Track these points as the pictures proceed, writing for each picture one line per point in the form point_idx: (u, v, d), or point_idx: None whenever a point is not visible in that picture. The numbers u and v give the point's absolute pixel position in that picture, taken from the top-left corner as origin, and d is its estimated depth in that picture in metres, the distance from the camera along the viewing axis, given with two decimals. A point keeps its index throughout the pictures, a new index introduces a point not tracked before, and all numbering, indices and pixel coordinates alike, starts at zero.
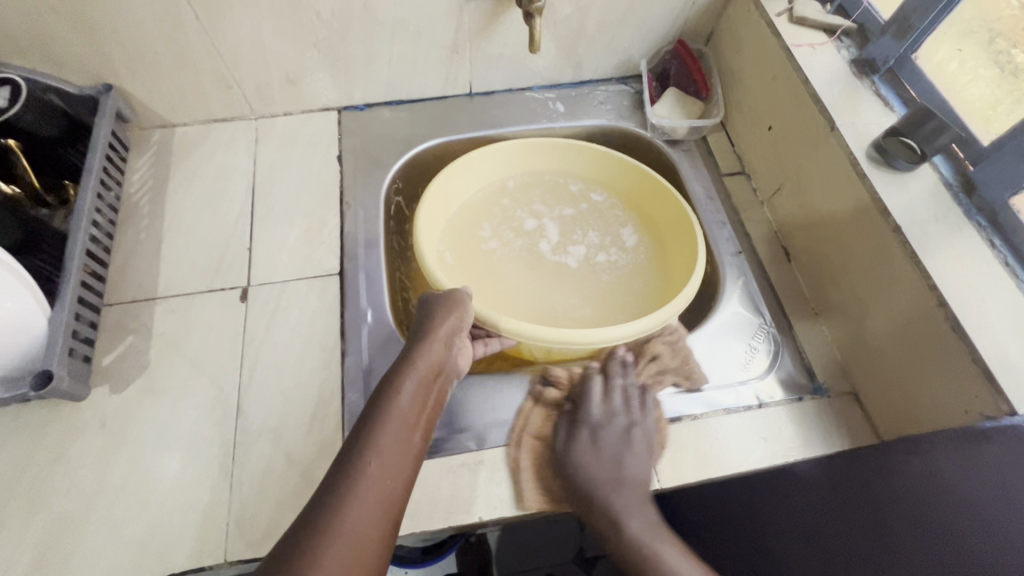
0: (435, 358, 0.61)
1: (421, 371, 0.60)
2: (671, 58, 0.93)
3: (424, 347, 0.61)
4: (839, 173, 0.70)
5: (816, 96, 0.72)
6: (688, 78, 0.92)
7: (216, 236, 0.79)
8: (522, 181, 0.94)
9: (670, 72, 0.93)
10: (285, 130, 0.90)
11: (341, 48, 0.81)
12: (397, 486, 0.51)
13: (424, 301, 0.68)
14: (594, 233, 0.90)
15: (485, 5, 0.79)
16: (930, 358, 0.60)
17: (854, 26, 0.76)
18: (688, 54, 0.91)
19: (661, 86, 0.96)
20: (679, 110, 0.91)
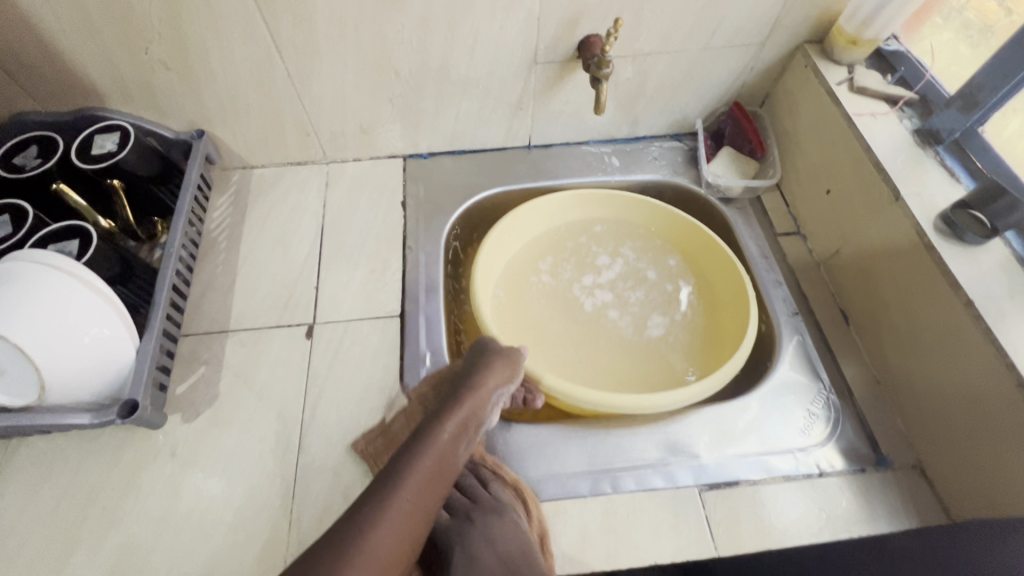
0: (479, 406, 0.65)
1: (464, 414, 0.63)
2: (726, 118, 0.96)
3: (473, 395, 0.65)
4: (904, 242, 0.70)
5: (879, 165, 0.73)
6: (743, 138, 0.94)
7: (286, 273, 0.84)
8: (607, 232, 0.96)
9: (726, 131, 0.96)
10: (354, 175, 0.95)
11: (414, 103, 0.86)
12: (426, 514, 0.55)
13: (476, 347, 0.72)
14: (654, 296, 0.90)
15: (553, 67, 0.83)
16: (1005, 450, 0.59)
17: (916, 98, 0.77)
18: (744, 115, 0.93)
19: (715, 144, 0.98)
20: (733, 169, 0.93)
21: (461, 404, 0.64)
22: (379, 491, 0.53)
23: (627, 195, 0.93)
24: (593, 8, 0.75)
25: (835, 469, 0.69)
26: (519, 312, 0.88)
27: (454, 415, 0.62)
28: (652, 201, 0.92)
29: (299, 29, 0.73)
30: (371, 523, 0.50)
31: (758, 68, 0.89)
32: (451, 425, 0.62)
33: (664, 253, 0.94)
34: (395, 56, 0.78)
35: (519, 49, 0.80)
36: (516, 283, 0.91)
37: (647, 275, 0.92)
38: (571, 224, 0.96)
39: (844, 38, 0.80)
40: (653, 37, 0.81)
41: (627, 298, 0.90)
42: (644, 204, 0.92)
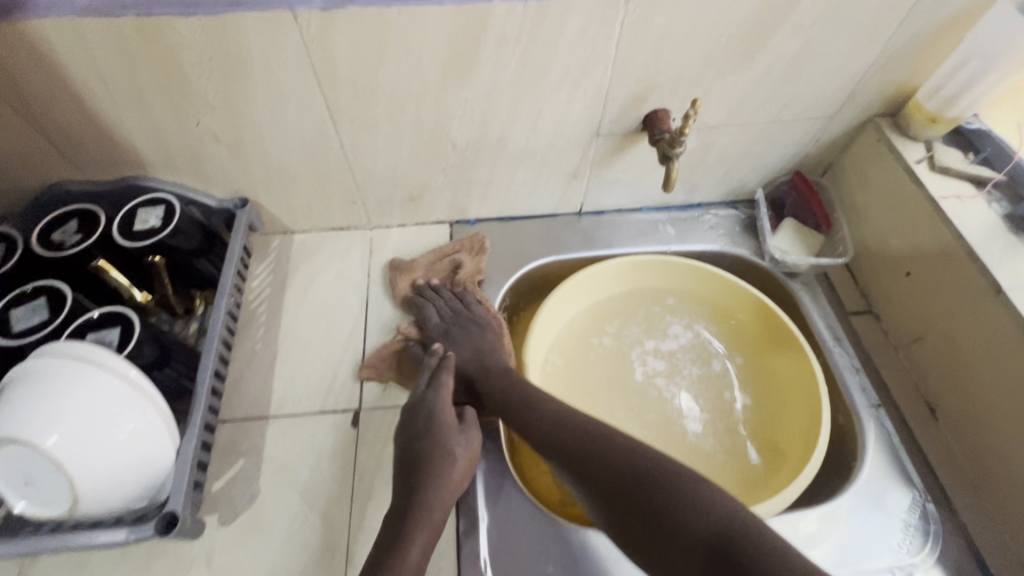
0: (445, 504, 0.61)
1: (429, 522, 0.59)
2: (786, 189, 0.92)
3: (435, 491, 0.61)
4: (1006, 341, 0.64)
5: (973, 254, 0.68)
6: (806, 211, 0.90)
7: (330, 352, 0.79)
8: (672, 313, 0.90)
9: (787, 203, 0.92)
10: (399, 242, 0.91)
11: (467, 173, 0.83)
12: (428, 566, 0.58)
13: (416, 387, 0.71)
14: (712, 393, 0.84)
15: (614, 139, 0.79)
16: None
17: (1004, 179, 0.73)
18: (807, 185, 0.89)
19: (775, 216, 0.94)
20: (799, 241, 0.88)
21: (438, 458, 0.62)
22: None
23: (693, 263, 0.87)
24: (664, 83, 0.72)
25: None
26: (572, 376, 0.85)
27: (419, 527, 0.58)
28: (720, 272, 0.86)
29: (357, 103, 0.69)
30: None
31: (824, 140, 0.86)
32: (419, 539, 0.58)
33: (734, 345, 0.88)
34: (452, 128, 0.75)
35: (582, 122, 0.76)
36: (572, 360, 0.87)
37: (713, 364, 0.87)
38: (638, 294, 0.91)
39: (922, 115, 0.77)
40: (721, 110, 0.78)
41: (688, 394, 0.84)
42: (715, 277, 0.87)
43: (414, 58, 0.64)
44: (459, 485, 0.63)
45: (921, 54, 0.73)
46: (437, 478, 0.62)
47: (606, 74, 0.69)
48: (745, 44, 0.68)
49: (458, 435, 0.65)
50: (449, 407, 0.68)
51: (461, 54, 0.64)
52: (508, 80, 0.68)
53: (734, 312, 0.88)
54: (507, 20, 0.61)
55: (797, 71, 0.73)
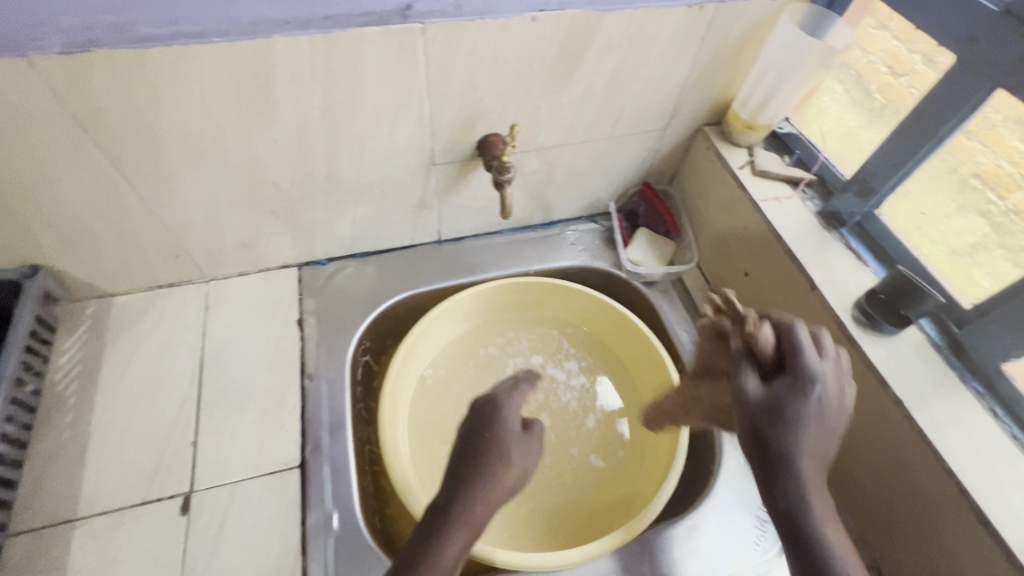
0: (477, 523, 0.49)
1: (467, 530, 0.49)
2: (638, 200, 0.94)
3: (484, 491, 0.49)
4: (825, 332, 0.68)
5: (791, 253, 0.72)
6: (658, 219, 0.93)
7: (156, 429, 0.70)
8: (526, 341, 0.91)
9: (640, 213, 0.94)
10: (240, 293, 0.83)
11: (301, 213, 0.77)
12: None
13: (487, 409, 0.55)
14: (580, 417, 0.85)
15: (452, 167, 0.77)
16: (913, 521, 0.60)
17: (815, 178, 0.78)
18: (655, 196, 0.92)
19: (631, 225, 0.95)
20: (650, 251, 0.90)
21: (491, 479, 0.50)
22: None
23: (568, 287, 0.87)
24: (488, 109, 0.70)
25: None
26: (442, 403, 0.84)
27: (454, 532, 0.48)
28: (595, 296, 0.86)
29: (147, 153, 0.62)
30: None
31: (663, 150, 0.88)
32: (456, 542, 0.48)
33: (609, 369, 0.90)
34: (270, 170, 0.69)
35: (413, 153, 0.73)
36: (433, 403, 0.84)
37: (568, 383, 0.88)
38: (491, 324, 0.91)
39: (740, 123, 0.80)
40: (555, 131, 0.77)
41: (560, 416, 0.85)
42: (594, 301, 0.87)
43: (199, 101, 0.58)
44: (507, 491, 0.51)
45: (730, 66, 0.76)
46: (482, 498, 0.49)
47: (424, 104, 0.67)
48: (559, 66, 0.68)
49: (518, 439, 0.53)
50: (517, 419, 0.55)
51: (253, 93, 0.59)
52: (317, 116, 0.64)
53: (613, 336, 0.89)
54: (296, 56, 0.57)
55: (619, 89, 0.74)
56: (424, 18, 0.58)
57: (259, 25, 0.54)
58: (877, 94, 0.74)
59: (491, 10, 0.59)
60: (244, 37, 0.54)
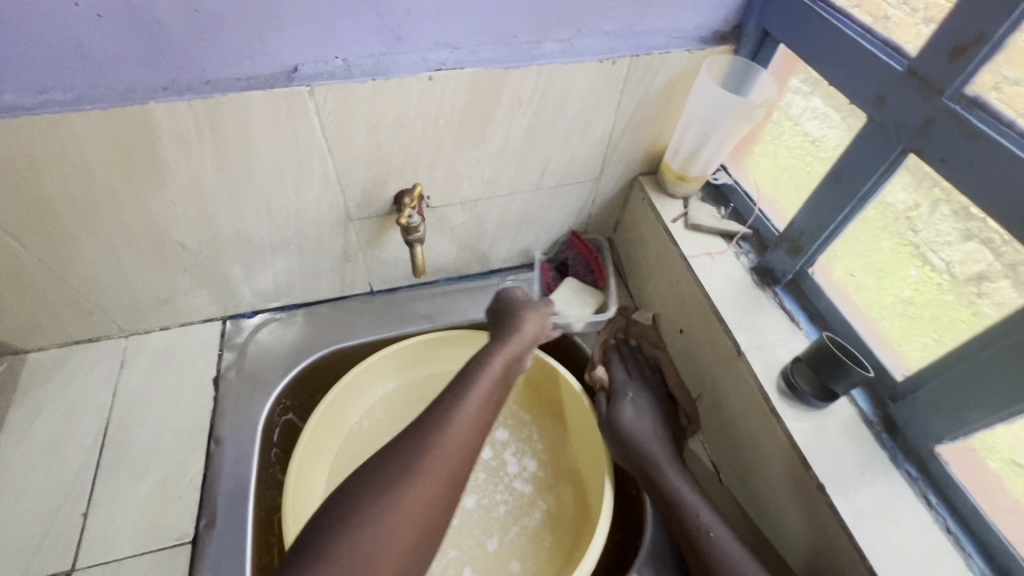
0: (515, 353, 0.66)
1: (506, 360, 0.64)
2: (566, 249, 0.90)
3: (507, 342, 0.66)
4: (750, 401, 0.63)
5: (719, 314, 0.67)
6: (586, 269, 0.88)
7: (49, 498, 0.67)
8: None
9: (568, 263, 0.89)
10: (158, 349, 0.80)
11: (216, 269, 0.75)
12: (491, 407, 0.62)
13: (505, 298, 0.72)
14: (521, 513, 0.78)
15: (371, 222, 0.75)
16: None
17: (750, 231, 0.75)
18: (583, 245, 0.88)
19: (560, 273, 0.91)
20: (577, 297, 0.84)
21: (505, 339, 0.66)
22: (389, 464, 0.56)
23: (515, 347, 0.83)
24: (399, 166, 0.68)
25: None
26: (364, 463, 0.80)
27: (495, 356, 0.64)
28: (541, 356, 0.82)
29: (36, 218, 0.60)
30: (363, 514, 0.53)
31: (601, 200, 0.85)
32: (497, 368, 0.63)
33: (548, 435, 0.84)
34: (174, 230, 0.67)
35: (326, 210, 0.71)
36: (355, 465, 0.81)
37: (509, 471, 0.81)
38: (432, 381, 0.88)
39: (671, 174, 0.77)
40: (477, 185, 0.75)
41: (486, 506, 0.78)
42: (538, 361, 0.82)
43: (81, 167, 0.57)
44: (535, 335, 0.69)
45: (657, 118, 0.73)
46: (491, 356, 0.64)
47: (328, 163, 0.65)
48: (468, 123, 0.65)
49: (539, 304, 0.72)
50: (533, 330, 0.68)
51: (137, 158, 0.57)
52: (211, 177, 0.62)
53: (553, 401, 0.84)
54: (177, 121, 0.55)
55: (539, 142, 0.71)
56: (310, 81, 0.56)
57: (133, 92, 0.53)
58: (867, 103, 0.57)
59: (383, 71, 0.58)
60: (117, 104, 0.53)
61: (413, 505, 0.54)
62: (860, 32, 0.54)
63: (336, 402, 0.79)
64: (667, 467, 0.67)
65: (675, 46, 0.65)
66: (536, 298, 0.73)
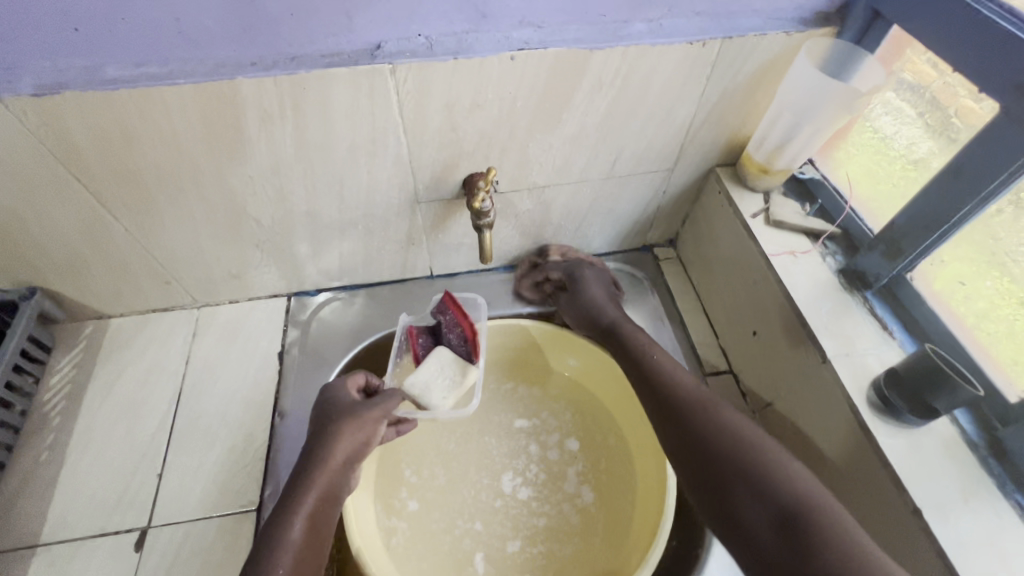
0: (330, 483, 0.59)
1: (315, 500, 0.57)
2: (440, 311, 0.75)
3: (318, 472, 0.59)
4: (835, 413, 0.59)
5: (802, 318, 0.63)
6: (459, 336, 0.73)
7: (127, 456, 0.71)
8: (554, 398, 0.84)
9: (439, 330, 0.74)
10: (227, 321, 0.83)
11: (286, 246, 0.76)
12: (309, 562, 0.54)
13: (331, 397, 0.65)
14: (560, 532, 0.74)
15: (437, 206, 0.74)
16: None
17: (838, 231, 0.70)
18: (457, 308, 0.74)
19: (434, 339, 0.75)
20: (447, 380, 0.70)
21: (319, 469, 0.59)
22: None
23: (579, 341, 0.81)
24: (471, 150, 0.67)
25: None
26: (421, 444, 0.80)
27: (302, 504, 0.56)
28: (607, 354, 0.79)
29: (124, 188, 0.62)
30: None
31: (671, 192, 0.81)
32: (304, 517, 0.56)
33: (607, 430, 0.81)
34: (250, 206, 0.68)
35: (395, 191, 0.71)
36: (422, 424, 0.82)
37: (574, 477, 0.78)
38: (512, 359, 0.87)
39: (753, 166, 0.73)
40: (547, 171, 0.72)
41: (530, 507, 0.76)
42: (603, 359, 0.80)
43: (170, 140, 0.58)
44: (354, 454, 0.62)
45: (743, 106, 0.69)
46: (297, 503, 0.56)
47: (402, 143, 0.64)
48: (545, 107, 0.63)
49: (364, 406, 0.63)
50: (351, 447, 0.61)
51: (222, 130, 0.58)
52: (288, 154, 0.63)
53: (613, 396, 0.82)
54: (262, 96, 0.56)
55: (615, 129, 0.68)
56: (393, 59, 0.55)
57: (223, 66, 0.53)
58: (953, 119, 0.58)
59: (466, 49, 0.56)
60: (209, 78, 0.53)
61: None
62: (1000, 11, 0.48)
63: None
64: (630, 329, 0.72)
65: (773, 28, 0.60)
66: (382, 400, 0.65)
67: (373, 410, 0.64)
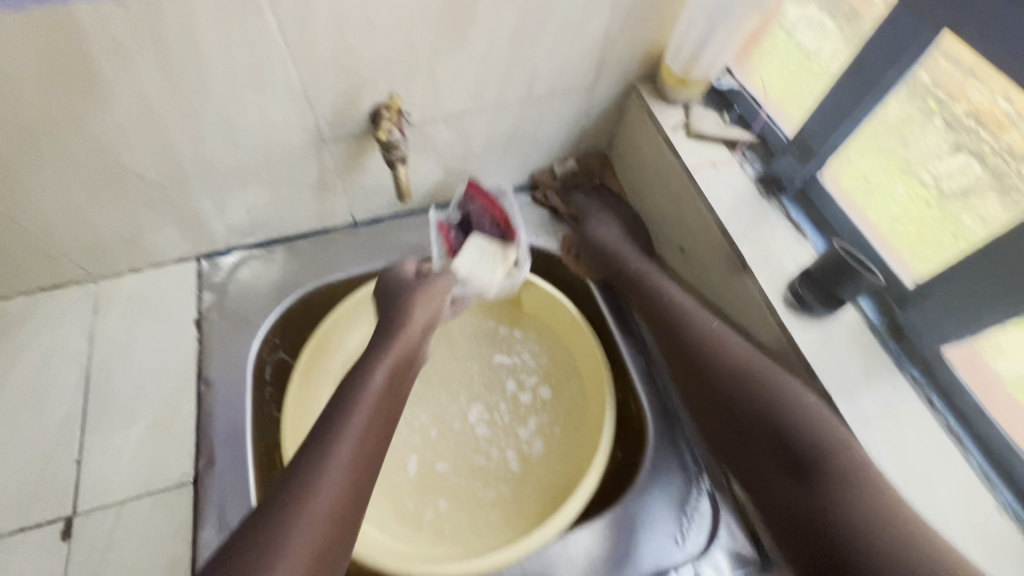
0: (408, 348, 0.62)
1: (394, 358, 0.60)
2: (467, 202, 0.76)
3: (398, 335, 0.62)
4: (756, 315, 0.62)
5: (722, 228, 0.64)
6: (487, 222, 0.76)
7: (39, 447, 0.65)
8: (497, 335, 0.84)
9: (470, 218, 0.76)
10: (133, 291, 0.76)
11: (183, 203, 0.69)
12: (383, 421, 0.55)
13: (393, 277, 0.68)
14: (490, 484, 0.74)
15: (346, 143, 0.68)
16: None
17: (756, 138, 0.70)
18: (483, 194, 0.75)
19: (464, 232, 0.78)
20: (489, 260, 0.74)
21: (390, 335, 0.62)
22: (286, 488, 0.47)
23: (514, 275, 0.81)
24: (373, 76, 0.61)
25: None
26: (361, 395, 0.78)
27: (382, 357, 0.59)
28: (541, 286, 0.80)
29: None
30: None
31: (594, 112, 0.79)
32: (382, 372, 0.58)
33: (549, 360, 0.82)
34: (128, 158, 0.61)
35: (297, 129, 0.64)
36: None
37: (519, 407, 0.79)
38: None
39: (672, 77, 0.71)
40: (460, 97, 0.68)
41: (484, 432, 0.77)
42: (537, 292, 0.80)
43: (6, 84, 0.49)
44: (427, 321, 0.65)
45: (657, 12, 0.66)
46: (375, 361, 0.59)
47: (293, 73, 0.58)
48: (447, 23, 0.58)
49: (415, 282, 0.67)
50: (425, 315, 0.65)
51: (69, 68, 0.50)
52: (159, 94, 0.55)
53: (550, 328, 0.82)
54: (109, 24, 0.47)
55: (526, 46, 0.64)
56: None
57: None
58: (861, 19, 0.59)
59: None
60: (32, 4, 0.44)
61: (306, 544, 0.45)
62: None
63: (323, 338, 0.75)
64: (671, 292, 0.68)
65: None
66: (435, 277, 0.69)
67: (436, 282, 0.68)
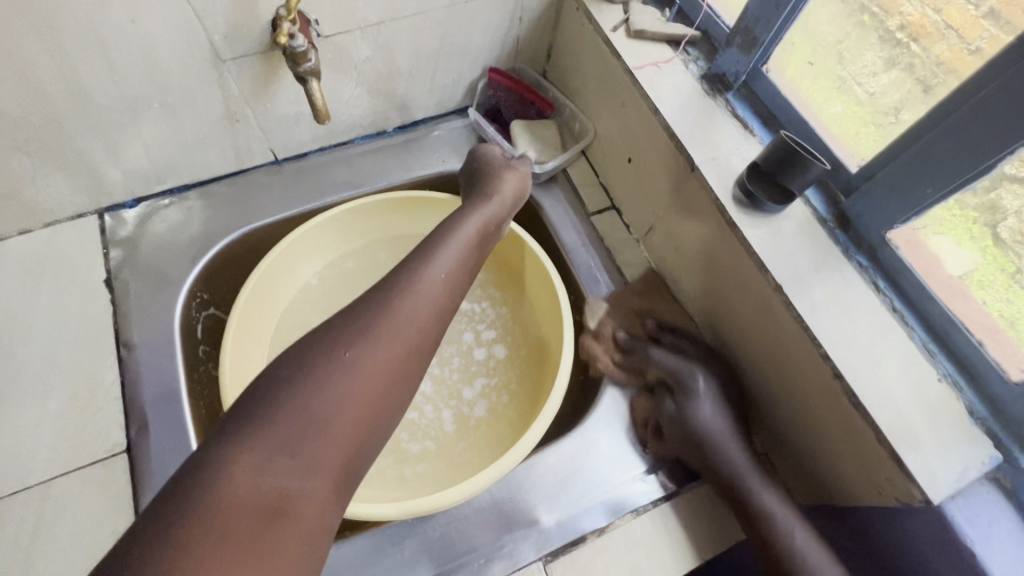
0: (500, 211, 0.63)
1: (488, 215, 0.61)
2: (494, 91, 0.79)
3: (490, 195, 0.64)
4: (706, 218, 0.61)
5: (669, 130, 0.61)
6: (523, 103, 0.81)
7: None
8: None
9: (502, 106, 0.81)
10: (25, 256, 0.66)
11: (64, 146, 0.59)
12: (467, 271, 0.57)
13: (481, 155, 0.70)
14: (454, 420, 0.72)
15: (249, 62, 0.60)
16: (804, 405, 0.57)
17: (698, 34, 0.66)
18: (507, 78, 0.78)
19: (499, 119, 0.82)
20: (542, 138, 0.79)
21: (483, 198, 0.63)
22: (370, 302, 0.49)
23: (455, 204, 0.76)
24: None
25: (650, 503, 0.62)
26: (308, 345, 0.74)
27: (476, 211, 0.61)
28: None
29: None
30: (318, 376, 0.44)
31: (528, 18, 0.72)
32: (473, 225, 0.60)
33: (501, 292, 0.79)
34: None
35: (187, 46, 0.55)
36: (305, 319, 0.76)
37: (477, 341, 0.77)
38: (394, 235, 0.80)
39: None
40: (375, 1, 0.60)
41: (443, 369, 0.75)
42: None
43: None
44: (517, 190, 0.66)
45: None
46: (467, 216, 0.60)
47: None
48: None
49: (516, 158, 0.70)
50: (514, 186, 0.66)
51: None
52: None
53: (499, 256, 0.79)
54: None
55: None
56: None
57: None
58: None
59: None
60: None
61: (379, 362, 0.47)
62: None
63: (256, 289, 0.70)
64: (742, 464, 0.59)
65: None
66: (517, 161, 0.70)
67: (520, 163, 0.69)
